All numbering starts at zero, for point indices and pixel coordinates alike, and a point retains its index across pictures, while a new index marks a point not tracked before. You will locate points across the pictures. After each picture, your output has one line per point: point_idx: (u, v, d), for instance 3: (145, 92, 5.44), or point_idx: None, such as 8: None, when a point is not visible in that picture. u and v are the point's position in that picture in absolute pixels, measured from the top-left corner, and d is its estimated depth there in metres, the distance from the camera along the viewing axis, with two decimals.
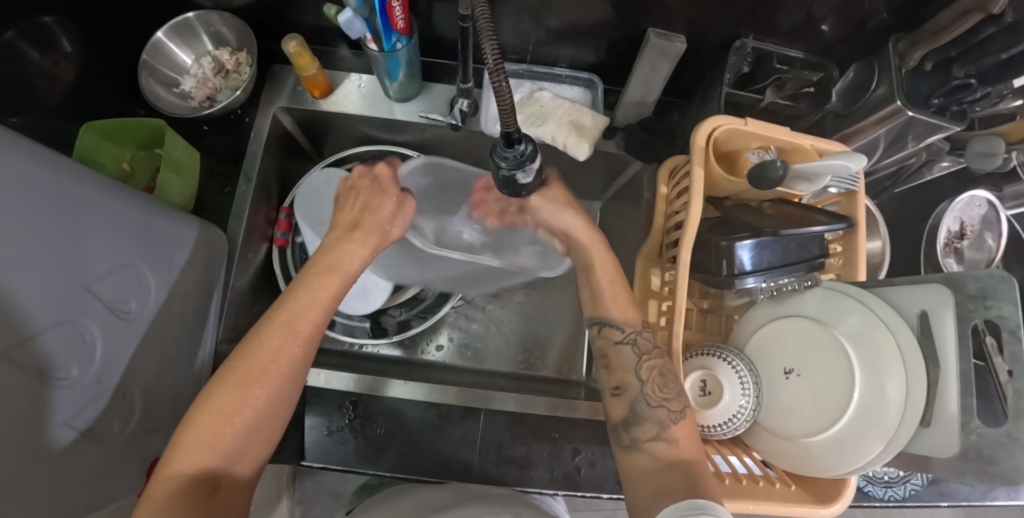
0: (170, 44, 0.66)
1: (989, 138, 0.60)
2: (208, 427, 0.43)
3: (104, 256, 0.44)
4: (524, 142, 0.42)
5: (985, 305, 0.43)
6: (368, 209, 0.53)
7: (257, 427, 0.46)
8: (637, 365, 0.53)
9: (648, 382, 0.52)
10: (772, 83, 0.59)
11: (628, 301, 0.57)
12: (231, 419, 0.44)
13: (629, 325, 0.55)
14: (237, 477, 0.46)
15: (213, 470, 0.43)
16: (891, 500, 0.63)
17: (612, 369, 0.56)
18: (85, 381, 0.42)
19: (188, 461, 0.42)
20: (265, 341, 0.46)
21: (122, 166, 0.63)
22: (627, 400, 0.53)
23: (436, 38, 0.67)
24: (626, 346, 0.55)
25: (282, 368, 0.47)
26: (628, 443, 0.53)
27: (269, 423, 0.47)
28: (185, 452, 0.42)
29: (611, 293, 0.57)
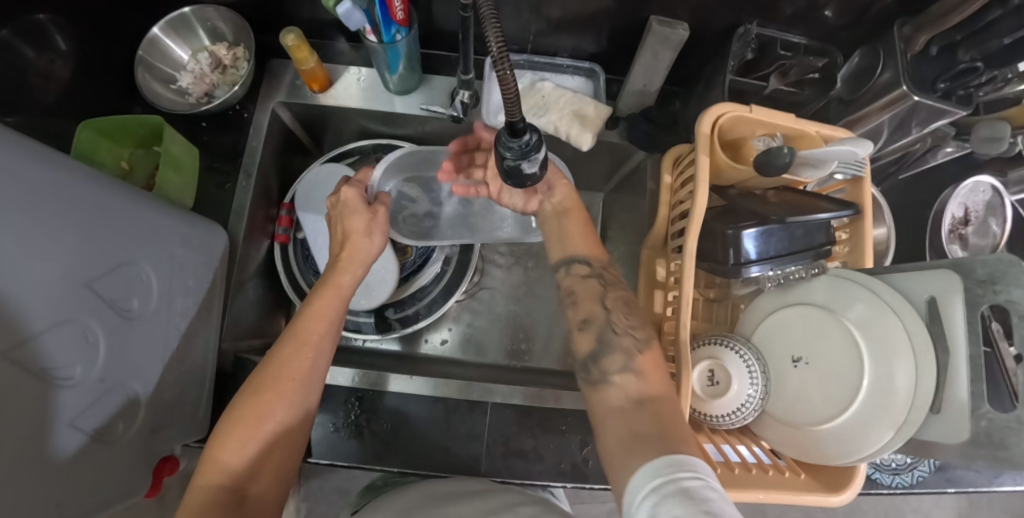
0: (167, 40, 0.65)
1: (996, 122, 0.58)
2: (227, 442, 0.44)
3: (107, 254, 0.43)
4: (530, 132, 0.42)
5: (994, 290, 0.42)
6: (349, 234, 0.56)
7: (276, 443, 0.46)
8: (602, 296, 0.53)
9: (613, 311, 0.52)
10: (777, 69, 0.59)
11: (589, 238, 0.57)
12: (251, 432, 0.44)
13: (595, 260, 0.55)
14: (262, 490, 0.45)
15: (237, 481, 0.43)
16: (899, 487, 0.62)
17: (578, 302, 0.53)
18: (89, 381, 0.41)
19: (211, 477, 0.43)
20: (274, 363, 0.47)
21: (121, 165, 0.63)
22: (592, 333, 0.51)
23: (435, 29, 0.66)
24: (592, 279, 0.54)
25: (294, 378, 0.47)
26: (595, 377, 0.49)
27: (290, 434, 0.47)
28: (206, 470, 0.43)
29: (577, 232, 0.57)
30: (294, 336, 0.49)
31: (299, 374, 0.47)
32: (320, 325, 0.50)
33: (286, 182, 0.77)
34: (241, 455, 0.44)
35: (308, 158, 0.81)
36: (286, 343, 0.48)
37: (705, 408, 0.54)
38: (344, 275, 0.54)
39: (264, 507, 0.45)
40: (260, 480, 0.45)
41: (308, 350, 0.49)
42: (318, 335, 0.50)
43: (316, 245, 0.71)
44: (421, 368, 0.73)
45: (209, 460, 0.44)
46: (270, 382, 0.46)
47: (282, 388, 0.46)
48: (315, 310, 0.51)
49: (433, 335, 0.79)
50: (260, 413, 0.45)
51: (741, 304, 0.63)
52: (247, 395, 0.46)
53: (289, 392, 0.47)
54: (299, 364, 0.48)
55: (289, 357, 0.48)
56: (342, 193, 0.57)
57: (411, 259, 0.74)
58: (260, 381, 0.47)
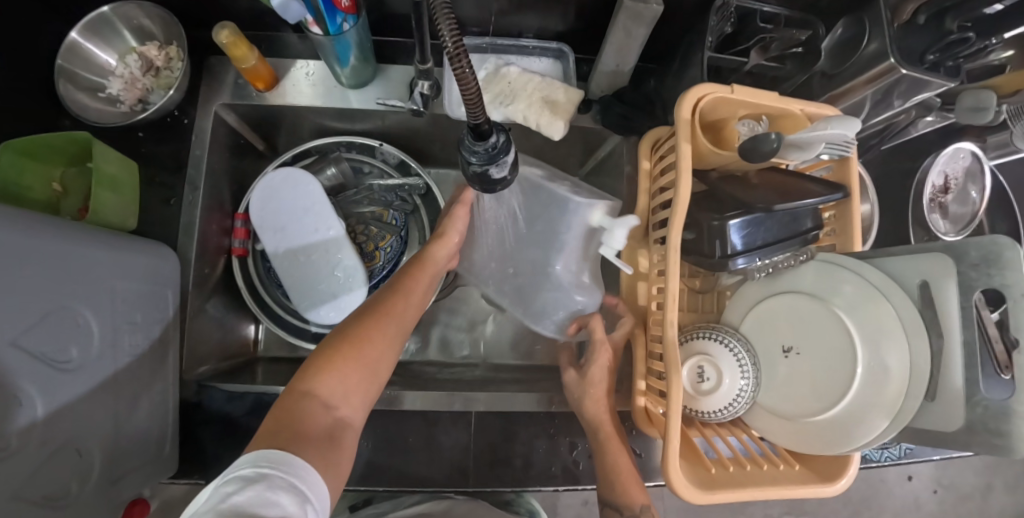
0: (88, 44, 0.58)
1: (981, 91, 0.57)
2: (335, 353, 0.44)
3: (31, 303, 0.38)
4: (496, 133, 0.38)
5: (989, 273, 0.41)
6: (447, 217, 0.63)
7: (369, 370, 0.45)
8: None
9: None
10: (757, 44, 0.54)
11: (633, 487, 0.55)
12: (356, 348, 0.45)
13: (629, 506, 0.55)
14: (349, 419, 0.43)
15: (334, 395, 0.42)
16: (887, 459, 0.66)
17: None
18: (31, 448, 0.37)
19: (317, 381, 0.42)
20: (378, 306, 0.51)
21: (53, 187, 0.56)
22: None
23: (387, 13, 0.60)
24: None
25: (396, 318, 0.51)
26: None
27: (383, 366, 0.47)
28: (313, 375, 0.42)
29: (618, 481, 0.55)
30: (395, 285, 0.54)
31: (397, 317, 0.51)
32: (416, 285, 0.56)
33: (240, 191, 0.71)
34: (342, 371, 0.43)
35: (262, 161, 0.76)
36: (389, 290, 0.54)
37: (696, 405, 0.53)
38: (441, 248, 0.60)
39: (348, 438, 0.41)
40: (351, 402, 0.43)
41: (405, 301, 0.53)
42: (415, 290, 0.55)
43: (273, 255, 0.64)
44: (398, 372, 0.70)
45: (306, 375, 0.43)
46: (375, 315, 0.49)
47: (384, 321, 0.49)
48: (411, 277, 0.56)
49: (415, 340, 0.76)
50: (365, 338, 0.46)
51: (727, 292, 0.61)
52: (351, 324, 0.48)
53: (389, 326, 0.49)
54: (398, 308, 0.52)
55: (392, 301, 0.52)
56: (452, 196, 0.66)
57: (380, 265, 0.71)
58: (364, 314, 0.49)
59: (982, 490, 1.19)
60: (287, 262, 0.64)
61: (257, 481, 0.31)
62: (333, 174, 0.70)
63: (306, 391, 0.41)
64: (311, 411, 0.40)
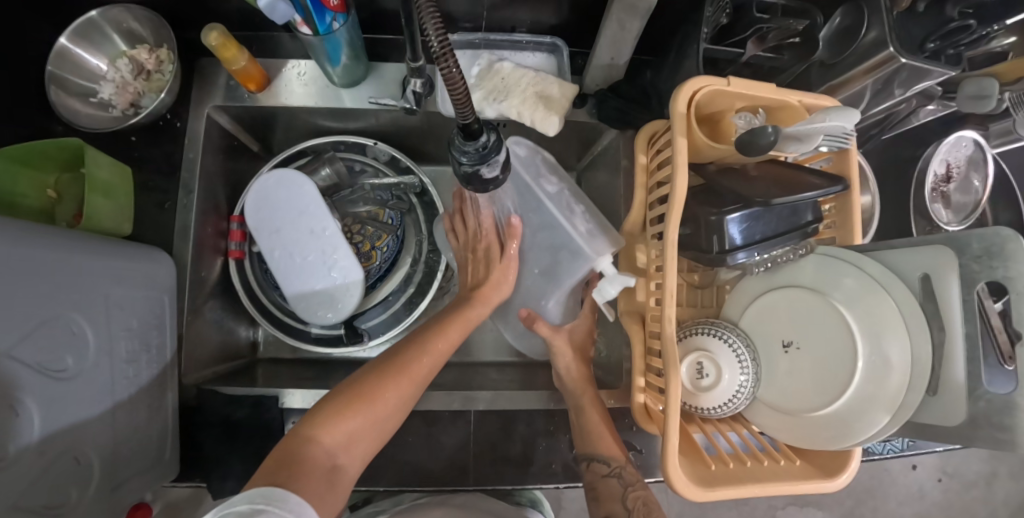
0: (77, 50, 0.57)
1: (983, 78, 0.55)
2: (350, 401, 0.45)
3: (25, 312, 0.38)
4: (486, 133, 0.37)
5: (991, 266, 0.40)
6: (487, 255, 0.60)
7: (376, 425, 0.46)
8: (623, 496, 0.52)
9: (635, 511, 0.50)
10: (753, 34, 0.53)
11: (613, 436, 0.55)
12: (371, 399, 0.46)
13: (614, 459, 0.54)
14: (344, 470, 0.43)
15: (334, 444, 0.43)
16: (889, 453, 0.67)
17: (600, 501, 0.52)
18: (29, 458, 0.37)
19: (325, 427, 0.43)
20: (402, 357, 0.50)
21: (48, 194, 0.56)
22: None
23: (378, 10, 0.59)
24: (612, 480, 0.53)
25: (420, 371, 0.50)
26: None
27: (390, 420, 0.47)
28: (324, 420, 0.43)
29: (598, 431, 0.55)
30: (423, 337, 0.53)
31: (419, 372, 0.50)
32: (446, 343, 0.54)
33: (235, 192, 0.71)
34: (350, 422, 0.44)
35: (258, 162, 0.75)
36: (416, 344, 0.52)
37: (696, 401, 0.52)
38: (482, 309, 0.58)
39: (342, 484, 0.42)
40: (348, 453, 0.43)
41: (430, 358, 0.52)
42: (442, 352, 0.53)
43: (269, 258, 0.64)
44: None
45: (317, 419, 0.43)
46: (395, 369, 0.49)
47: (404, 379, 0.48)
48: (445, 330, 0.54)
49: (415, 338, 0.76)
50: (379, 392, 0.46)
51: (726, 286, 0.61)
52: (370, 374, 0.48)
53: (408, 380, 0.49)
54: (421, 366, 0.50)
55: (419, 355, 0.51)
56: (465, 201, 0.61)
57: (376, 265, 0.70)
58: (385, 367, 0.49)
59: (987, 478, 1.18)
60: (274, 250, 0.64)
61: (255, 517, 0.32)
62: (327, 174, 0.71)
63: (311, 436, 0.42)
64: (314, 459, 0.41)
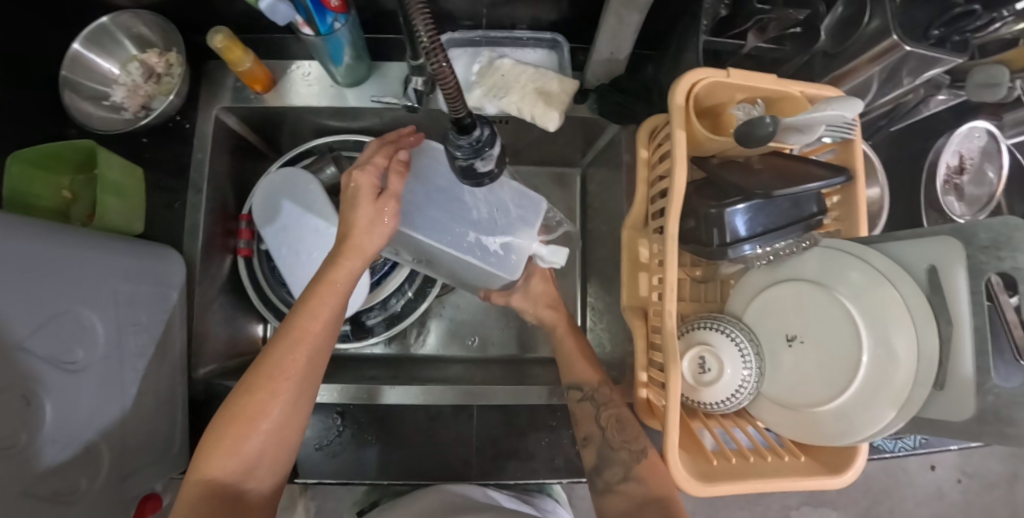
0: (90, 55, 0.59)
1: (993, 66, 0.54)
2: (224, 437, 0.42)
3: (38, 306, 0.39)
4: (479, 126, 0.37)
5: (999, 257, 0.39)
6: (351, 214, 0.48)
7: (270, 444, 0.44)
8: (597, 415, 0.57)
9: (608, 429, 0.55)
10: (754, 26, 0.52)
11: (587, 363, 0.62)
12: (248, 427, 0.43)
13: (585, 384, 0.59)
14: (254, 486, 0.44)
15: (227, 480, 0.42)
16: (901, 451, 0.65)
17: (578, 422, 0.58)
18: (39, 447, 0.39)
19: (210, 468, 0.42)
20: (267, 364, 0.44)
21: (63, 195, 0.58)
22: (593, 451, 0.55)
23: (378, 10, 0.60)
24: (586, 403, 0.58)
25: (293, 371, 0.44)
26: (603, 487, 0.53)
27: (288, 430, 0.45)
28: (207, 460, 0.42)
29: (569, 360, 0.63)
30: (290, 325, 0.45)
31: (294, 371, 0.44)
32: (318, 323, 0.46)
33: (244, 192, 0.73)
34: (235, 454, 0.42)
35: (266, 163, 0.77)
36: (279, 340, 0.45)
37: (698, 396, 0.52)
38: (345, 267, 0.47)
39: (255, 502, 0.44)
40: (253, 472, 0.44)
41: (303, 351, 0.45)
42: (313, 337, 0.46)
43: (276, 255, 0.66)
44: (404, 368, 0.71)
45: (202, 459, 0.42)
46: (265, 380, 0.43)
47: (276, 385, 0.44)
48: (312, 309, 0.46)
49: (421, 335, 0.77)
50: (253, 416, 0.43)
51: (730, 280, 0.60)
52: (238, 393, 0.43)
53: (283, 388, 0.44)
54: (293, 365, 0.44)
55: (284, 351, 0.44)
56: (356, 179, 0.48)
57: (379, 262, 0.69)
58: (252, 381, 0.44)
59: (1009, 479, 1.14)
60: (269, 212, 0.66)
61: None
62: (332, 173, 0.69)
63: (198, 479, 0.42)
64: (210, 499, 0.41)
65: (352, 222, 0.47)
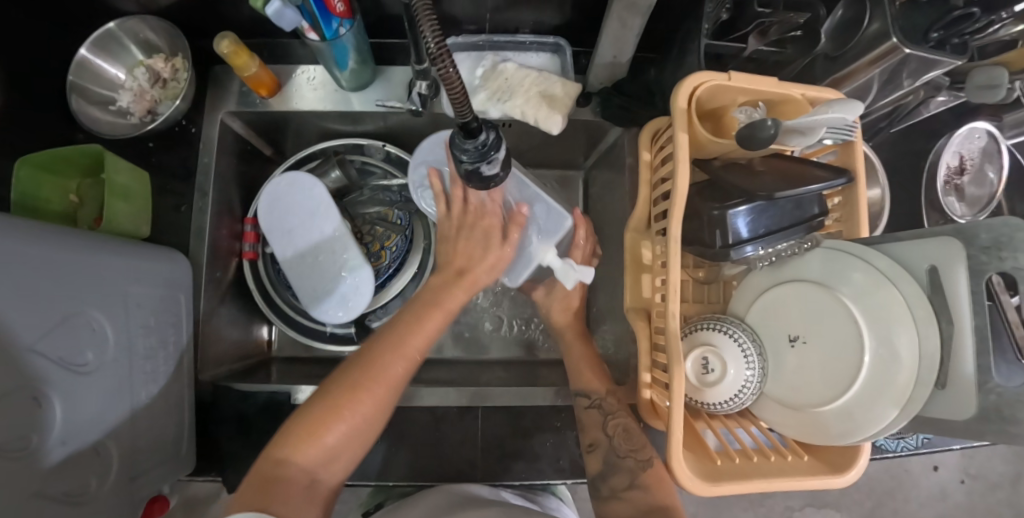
0: (97, 61, 0.60)
1: (992, 67, 0.54)
2: (317, 420, 0.44)
3: (49, 308, 0.40)
4: (485, 130, 0.38)
5: (1000, 257, 0.40)
6: (472, 257, 0.56)
7: (354, 440, 0.45)
8: (604, 423, 0.58)
9: (614, 437, 0.56)
10: (755, 29, 0.52)
11: (597, 373, 0.62)
12: (342, 417, 0.45)
13: (593, 391, 0.60)
14: (323, 482, 0.44)
15: (308, 465, 0.43)
16: (904, 450, 0.66)
17: (585, 429, 0.58)
18: (50, 449, 0.39)
19: (294, 448, 0.43)
20: (375, 363, 0.48)
21: (70, 199, 0.58)
22: (598, 457, 0.56)
23: (383, 15, 0.61)
24: (594, 411, 0.59)
25: (395, 375, 0.48)
26: (607, 493, 0.54)
27: (369, 432, 0.47)
28: (293, 441, 0.43)
29: (580, 368, 0.63)
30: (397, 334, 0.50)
31: (396, 376, 0.48)
32: (422, 340, 0.51)
33: (250, 196, 0.73)
34: (323, 441, 0.44)
35: (272, 167, 0.77)
36: (390, 343, 0.49)
37: (701, 397, 0.52)
38: (453, 297, 0.54)
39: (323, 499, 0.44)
40: (328, 467, 0.45)
41: (407, 361, 0.49)
42: (416, 350, 0.50)
43: (281, 258, 0.66)
44: None
45: (289, 439, 0.44)
46: (369, 377, 0.47)
47: (377, 385, 0.47)
48: (421, 324, 0.51)
49: None
50: (349, 408, 0.45)
51: (733, 282, 0.60)
52: (340, 384, 0.46)
53: (382, 390, 0.47)
54: (397, 370, 0.48)
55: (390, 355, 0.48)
56: (468, 213, 0.57)
57: (385, 265, 0.70)
58: (356, 374, 0.47)
59: (1012, 479, 1.14)
60: (269, 208, 0.66)
61: None
62: (337, 176, 0.71)
63: (282, 459, 0.43)
64: (288, 480, 0.42)
65: (454, 252, 0.57)
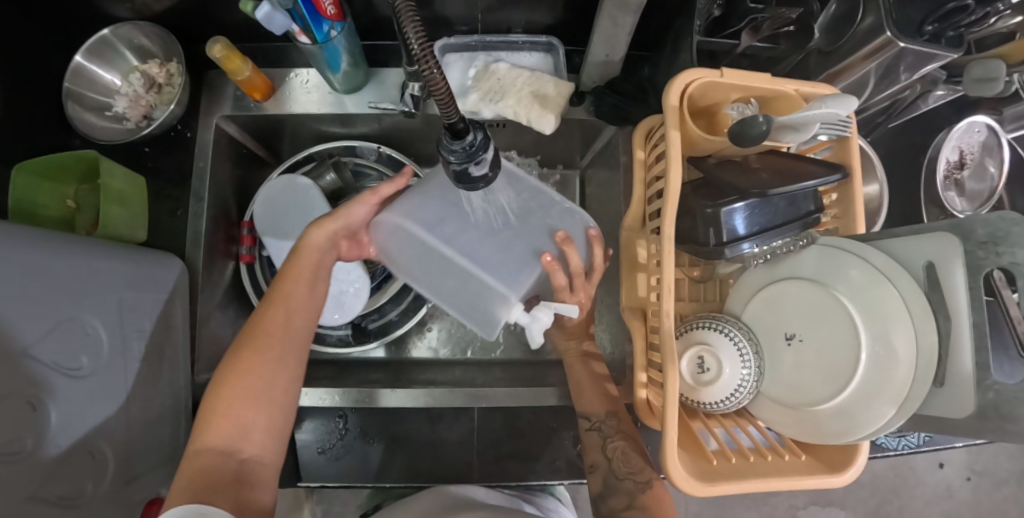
0: (91, 67, 0.60)
1: (989, 60, 0.54)
2: (215, 406, 0.43)
3: (43, 313, 0.40)
4: (473, 131, 0.37)
5: (998, 252, 0.39)
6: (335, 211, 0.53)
7: (263, 408, 0.44)
8: (603, 446, 0.56)
9: (613, 459, 0.54)
10: (747, 25, 0.51)
11: (593, 392, 0.59)
12: (238, 391, 0.44)
13: (593, 414, 0.57)
14: (251, 455, 0.43)
15: (225, 443, 0.42)
16: (905, 449, 0.65)
17: (586, 449, 0.57)
18: (45, 452, 0.39)
19: (209, 435, 0.42)
20: (250, 328, 0.47)
21: (67, 204, 0.58)
22: (599, 478, 0.54)
23: (375, 16, 0.61)
24: (594, 433, 0.56)
25: (278, 330, 0.47)
26: (607, 515, 0.52)
27: (284, 393, 0.46)
28: (206, 429, 0.42)
29: (579, 388, 0.59)
30: (271, 299, 0.49)
31: (278, 330, 0.47)
32: (297, 291, 0.50)
33: (246, 200, 0.74)
34: (228, 419, 0.43)
35: (268, 170, 0.78)
36: (263, 306, 0.48)
37: (697, 396, 0.52)
38: (321, 233, 0.52)
39: (260, 470, 0.43)
40: (251, 438, 0.43)
41: (284, 313, 0.48)
42: (291, 300, 0.49)
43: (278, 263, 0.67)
44: (405, 370, 0.72)
45: (199, 434, 0.42)
46: (248, 343, 0.46)
47: (261, 347, 0.46)
48: (291, 278, 0.50)
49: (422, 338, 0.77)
50: (239, 377, 0.44)
51: (729, 280, 0.60)
52: (224, 367, 0.45)
53: (268, 347, 0.46)
54: (275, 324, 0.47)
55: (270, 318, 0.48)
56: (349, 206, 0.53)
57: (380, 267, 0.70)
58: (234, 349, 0.46)
59: (1020, 476, 1.13)
60: (267, 211, 0.66)
61: None
62: (332, 179, 0.71)
63: (196, 450, 0.41)
64: (207, 465, 0.41)
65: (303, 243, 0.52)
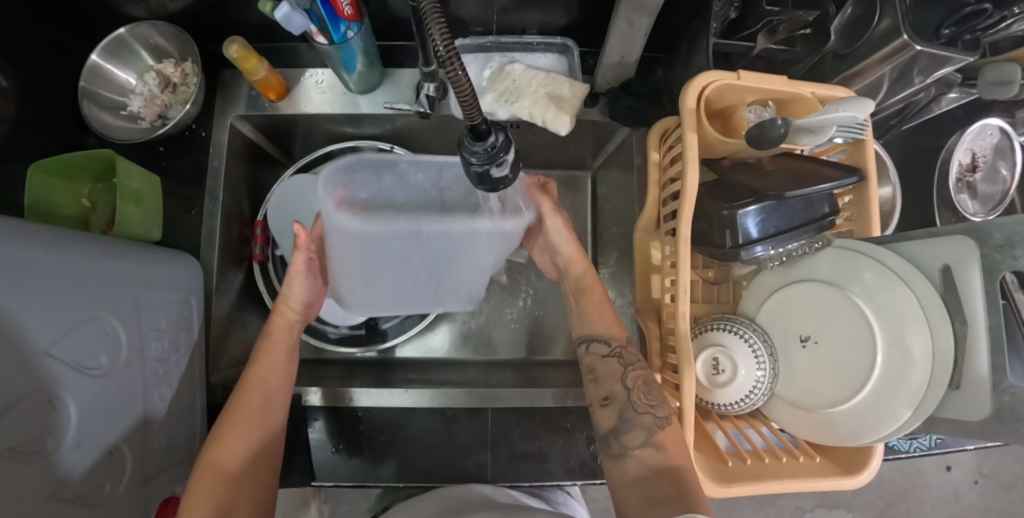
0: (107, 66, 0.60)
1: (1005, 63, 0.54)
2: (201, 487, 0.46)
3: (64, 313, 0.40)
4: (494, 133, 0.37)
5: (1013, 256, 0.39)
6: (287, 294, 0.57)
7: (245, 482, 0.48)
8: (622, 374, 0.53)
9: (633, 390, 0.51)
10: (764, 27, 0.52)
11: (614, 319, 0.58)
12: (221, 469, 0.47)
13: (614, 338, 0.56)
14: None
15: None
16: (917, 451, 0.65)
17: (599, 381, 0.55)
18: (64, 453, 0.40)
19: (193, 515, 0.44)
20: (230, 410, 0.51)
21: (83, 203, 0.59)
22: (614, 411, 0.51)
23: (391, 17, 0.61)
24: (612, 360, 0.55)
25: (256, 407, 0.52)
26: (618, 451, 0.50)
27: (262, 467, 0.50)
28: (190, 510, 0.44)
29: (597, 312, 0.59)
30: (247, 380, 0.53)
31: (257, 409, 0.51)
32: (271, 371, 0.54)
33: (259, 199, 0.74)
34: (213, 496, 0.46)
35: (280, 170, 0.78)
36: (239, 390, 0.52)
37: (712, 397, 0.52)
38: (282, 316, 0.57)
39: None
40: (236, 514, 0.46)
41: (260, 392, 0.52)
42: (268, 381, 0.53)
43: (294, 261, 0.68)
44: (417, 370, 0.72)
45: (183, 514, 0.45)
46: (230, 423, 0.50)
47: (241, 425, 0.50)
48: (264, 357, 0.54)
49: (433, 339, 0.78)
50: (223, 455, 0.48)
51: (742, 282, 0.60)
52: (206, 448, 0.48)
53: (248, 427, 0.50)
54: (252, 403, 0.51)
55: (247, 400, 0.52)
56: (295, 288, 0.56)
57: None
58: (215, 431, 0.50)
59: None
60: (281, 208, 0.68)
61: None
62: None
63: None
64: None
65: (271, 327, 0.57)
